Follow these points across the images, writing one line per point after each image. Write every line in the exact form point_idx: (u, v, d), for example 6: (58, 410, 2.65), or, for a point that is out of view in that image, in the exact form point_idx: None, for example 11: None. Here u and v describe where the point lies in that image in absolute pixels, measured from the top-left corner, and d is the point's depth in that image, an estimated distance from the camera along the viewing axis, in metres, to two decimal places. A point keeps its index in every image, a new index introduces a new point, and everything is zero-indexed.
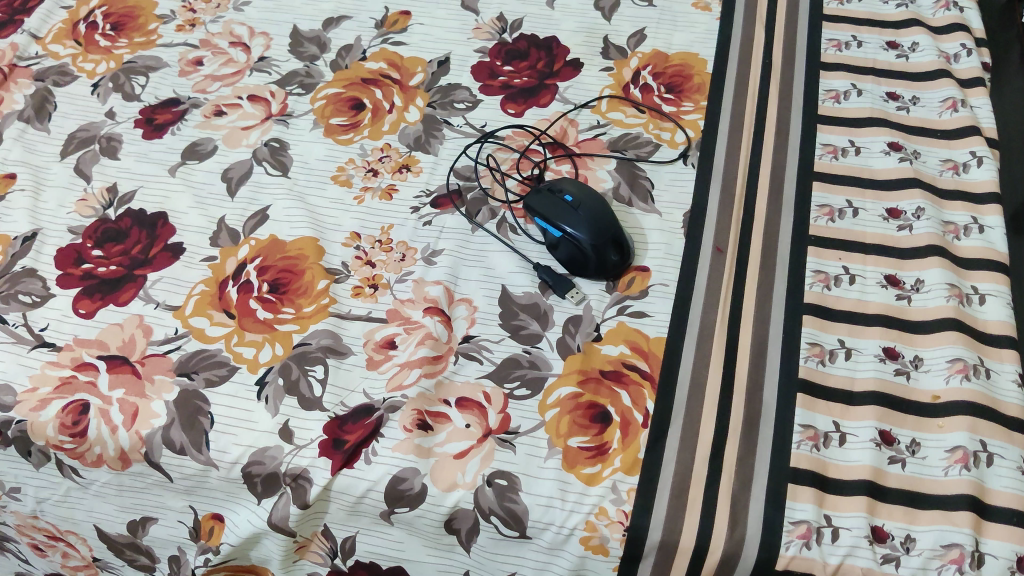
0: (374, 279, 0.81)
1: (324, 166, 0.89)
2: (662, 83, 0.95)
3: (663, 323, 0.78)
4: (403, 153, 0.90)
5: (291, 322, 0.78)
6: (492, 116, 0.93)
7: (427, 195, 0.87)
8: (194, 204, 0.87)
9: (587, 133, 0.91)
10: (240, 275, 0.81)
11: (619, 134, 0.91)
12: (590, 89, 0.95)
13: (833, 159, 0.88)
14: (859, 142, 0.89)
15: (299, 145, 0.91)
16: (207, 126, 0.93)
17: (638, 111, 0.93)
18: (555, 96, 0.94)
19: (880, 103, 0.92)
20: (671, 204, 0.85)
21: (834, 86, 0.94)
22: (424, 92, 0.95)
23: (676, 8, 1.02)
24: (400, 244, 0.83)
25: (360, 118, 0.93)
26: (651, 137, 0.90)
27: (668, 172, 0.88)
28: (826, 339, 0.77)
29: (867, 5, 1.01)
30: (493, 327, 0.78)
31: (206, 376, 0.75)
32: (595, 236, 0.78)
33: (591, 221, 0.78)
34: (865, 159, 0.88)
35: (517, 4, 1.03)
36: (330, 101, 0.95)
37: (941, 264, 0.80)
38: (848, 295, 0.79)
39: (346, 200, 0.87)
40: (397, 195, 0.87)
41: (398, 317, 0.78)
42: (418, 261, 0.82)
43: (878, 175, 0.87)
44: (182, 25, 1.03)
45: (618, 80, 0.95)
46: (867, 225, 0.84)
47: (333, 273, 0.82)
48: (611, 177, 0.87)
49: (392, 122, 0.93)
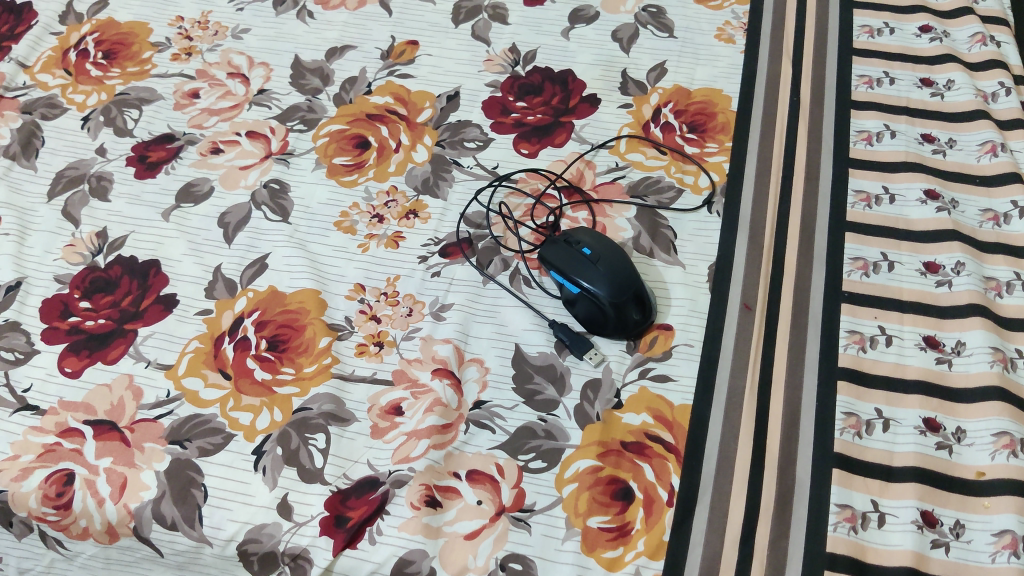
0: (379, 336, 0.76)
1: (327, 211, 0.85)
2: (684, 121, 0.90)
3: (688, 389, 0.73)
4: (410, 197, 0.85)
5: (291, 383, 0.73)
6: (504, 156, 0.88)
7: (436, 243, 0.82)
8: (189, 251, 0.82)
9: (605, 176, 0.86)
10: (237, 331, 0.77)
11: (640, 178, 0.86)
12: (608, 127, 0.90)
13: (867, 207, 0.83)
14: (894, 189, 0.84)
15: (300, 187, 0.86)
16: (203, 164, 0.88)
17: (658, 152, 0.88)
18: (572, 135, 0.89)
19: (914, 146, 0.87)
20: (696, 255, 0.81)
21: (866, 126, 0.89)
22: (433, 130, 0.90)
23: (698, 40, 0.97)
24: (407, 297, 0.79)
25: (365, 157, 0.88)
26: (672, 181, 0.85)
27: (692, 220, 0.83)
28: (863, 408, 0.72)
29: (899, 38, 0.96)
30: (506, 392, 0.73)
31: (200, 444, 0.71)
32: (612, 291, 0.73)
33: (608, 276, 0.73)
34: (901, 208, 0.83)
35: (531, 34, 0.98)
36: (333, 139, 0.90)
37: (983, 325, 0.75)
38: (885, 359, 0.74)
39: (351, 247, 0.82)
40: (404, 243, 0.82)
41: (405, 379, 0.74)
42: (427, 316, 0.77)
43: (915, 225, 0.82)
44: (178, 54, 0.98)
45: (638, 118, 0.90)
46: (904, 280, 0.79)
47: (336, 329, 0.77)
48: (631, 226, 0.82)
49: (398, 162, 0.88)
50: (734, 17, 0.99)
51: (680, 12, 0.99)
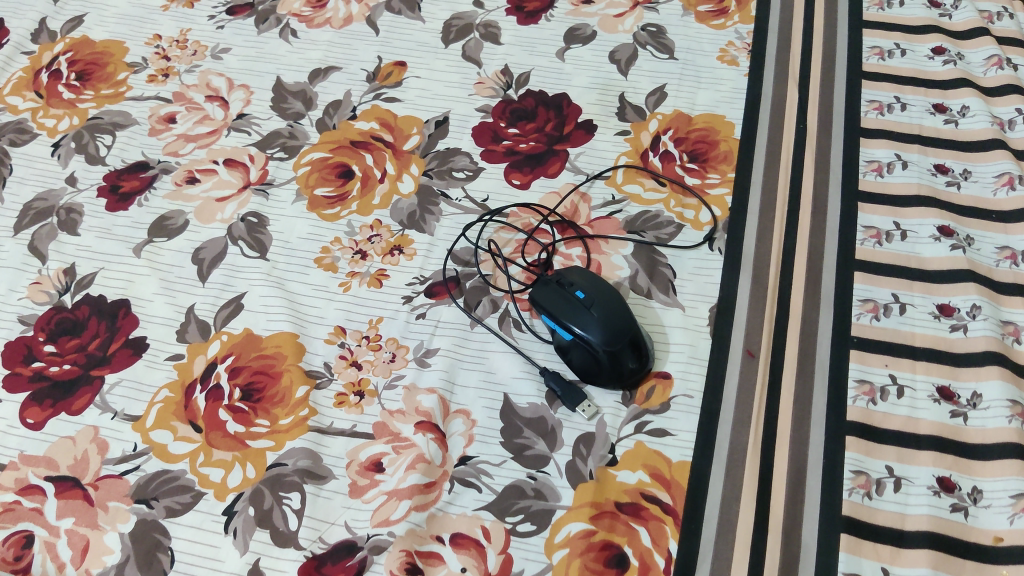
0: (360, 384, 0.72)
1: (307, 246, 0.80)
2: (684, 150, 0.85)
3: (687, 444, 0.69)
4: (395, 232, 0.81)
5: (265, 437, 0.69)
6: (494, 187, 0.84)
7: (422, 283, 0.78)
8: (161, 290, 0.77)
9: (601, 209, 0.82)
10: (210, 378, 0.72)
11: (637, 212, 0.81)
12: (605, 156, 0.85)
13: (877, 244, 0.79)
14: (905, 225, 0.80)
15: (279, 220, 0.82)
16: (178, 195, 0.84)
17: (657, 183, 0.83)
18: (566, 165, 0.85)
19: (927, 178, 0.83)
20: (696, 296, 0.76)
21: (876, 156, 0.85)
22: (420, 158, 0.86)
23: (700, 61, 0.92)
24: (390, 341, 0.74)
25: (348, 188, 0.84)
26: (672, 215, 0.81)
27: (692, 258, 0.78)
28: (872, 466, 0.67)
29: (910, 61, 0.92)
30: (494, 447, 0.69)
31: (167, 503, 0.66)
32: (608, 339, 0.69)
33: (603, 323, 0.69)
34: (913, 245, 0.79)
35: (524, 54, 0.93)
36: (315, 168, 0.85)
37: (1001, 374, 0.71)
38: (896, 412, 0.70)
39: (331, 286, 0.78)
40: (388, 282, 0.78)
41: (387, 432, 0.69)
42: (411, 362, 0.73)
43: (928, 264, 0.78)
44: (155, 75, 0.93)
45: (636, 146, 0.86)
46: (917, 324, 0.75)
47: (314, 376, 0.72)
48: (628, 264, 0.78)
49: (383, 194, 0.83)
50: (738, 37, 0.94)
51: (681, 31, 0.95)
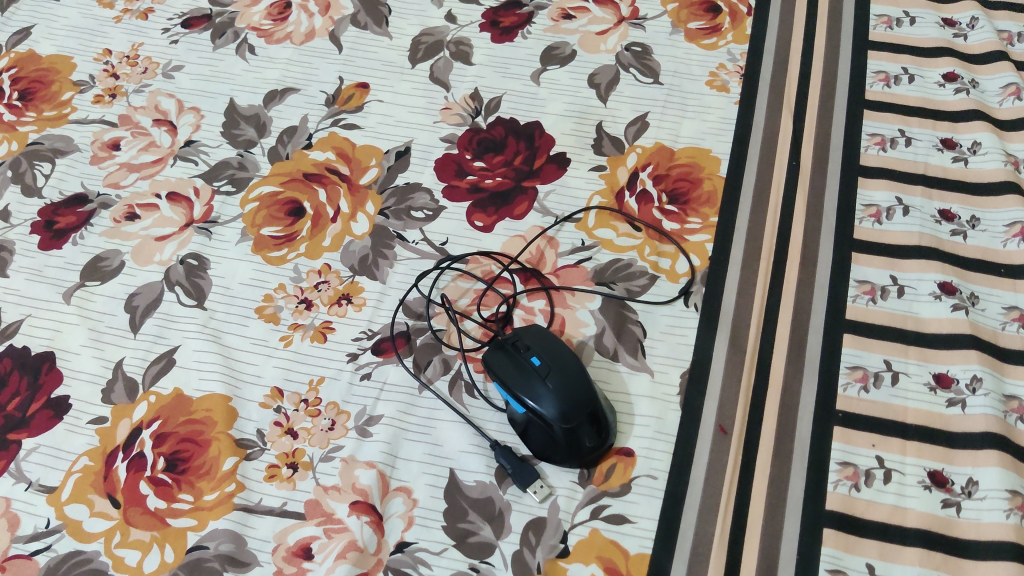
0: (294, 455, 0.66)
1: (249, 293, 0.74)
2: (663, 189, 0.78)
3: (647, 533, 0.62)
4: (344, 279, 0.75)
5: (187, 515, 0.64)
6: (455, 229, 0.77)
7: (369, 338, 0.71)
8: (90, 342, 0.72)
9: (568, 256, 0.75)
10: (133, 445, 0.67)
11: (608, 260, 0.74)
12: (577, 195, 0.78)
13: (870, 302, 0.72)
14: (903, 280, 0.73)
15: (221, 263, 0.76)
16: (116, 233, 0.78)
17: (632, 227, 0.76)
18: (534, 205, 0.78)
19: (930, 225, 0.75)
20: (667, 360, 0.69)
21: (875, 199, 0.77)
22: (377, 195, 0.79)
23: (686, 86, 0.85)
24: (330, 406, 0.68)
25: (297, 227, 0.78)
26: (645, 264, 0.74)
27: (665, 314, 0.72)
28: (851, 563, 0.61)
29: (919, 88, 0.84)
30: (435, 532, 0.63)
31: None
32: (562, 412, 0.62)
33: (557, 394, 0.63)
34: (910, 303, 0.72)
35: (496, 77, 0.86)
36: (264, 204, 0.79)
37: (1000, 460, 0.64)
38: (881, 500, 0.63)
39: (271, 340, 0.72)
40: (333, 336, 0.72)
41: (319, 513, 0.63)
42: (351, 431, 0.67)
43: (926, 326, 0.71)
44: (101, 95, 0.87)
45: (611, 184, 0.79)
46: (910, 397, 0.68)
47: (244, 446, 0.67)
48: (595, 320, 0.71)
49: (335, 234, 0.77)
50: (730, 58, 0.86)
51: (668, 52, 0.87)
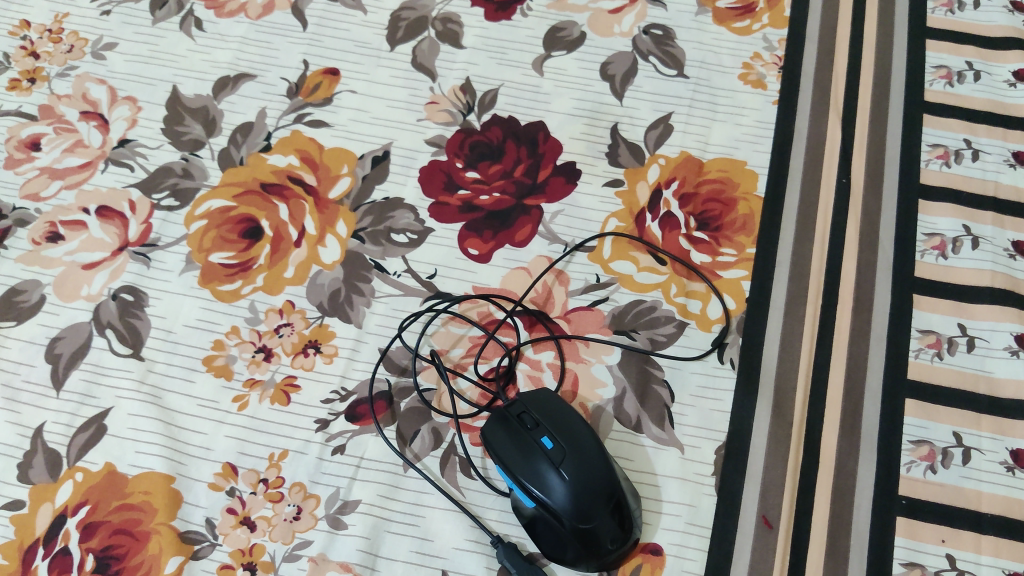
0: (251, 553, 0.55)
1: (196, 339, 0.62)
2: (691, 211, 0.66)
3: None
4: (310, 321, 0.62)
5: None
6: (444, 259, 0.65)
7: (342, 399, 0.59)
8: (3, 402, 0.59)
9: (580, 296, 0.63)
10: (56, 539, 0.55)
11: (628, 302, 0.63)
12: (589, 217, 0.66)
13: (935, 358, 0.61)
14: (973, 331, 0.62)
15: (161, 299, 0.63)
16: (35, 258, 0.65)
17: (655, 260, 0.64)
18: (538, 229, 0.65)
19: (1003, 261, 0.64)
20: (698, 431, 0.58)
21: (939, 227, 0.66)
22: (350, 212, 0.67)
23: (716, 81, 0.72)
24: (295, 489, 0.56)
25: (253, 253, 0.65)
26: (671, 308, 0.62)
27: (696, 372, 0.60)
28: None
29: (986, 88, 0.72)
30: None
31: None
32: (576, 508, 0.51)
33: (572, 485, 0.52)
34: (981, 359, 0.61)
35: (492, 65, 0.73)
36: (214, 223, 0.66)
37: None
38: None
39: (223, 401, 0.59)
40: (297, 396, 0.59)
41: None
42: (321, 521, 0.55)
43: (1000, 390, 0.60)
44: (18, 80, 0.72)
45: (630, 203, 0.66)
46: (985, 479, 0.57)
47: (191, 541, 0.55)
48: (613, 379, 0.60)
49: (299, 263, 0.64)
50: (766, 47, 0.73)
51: (693, 36, 0.74)
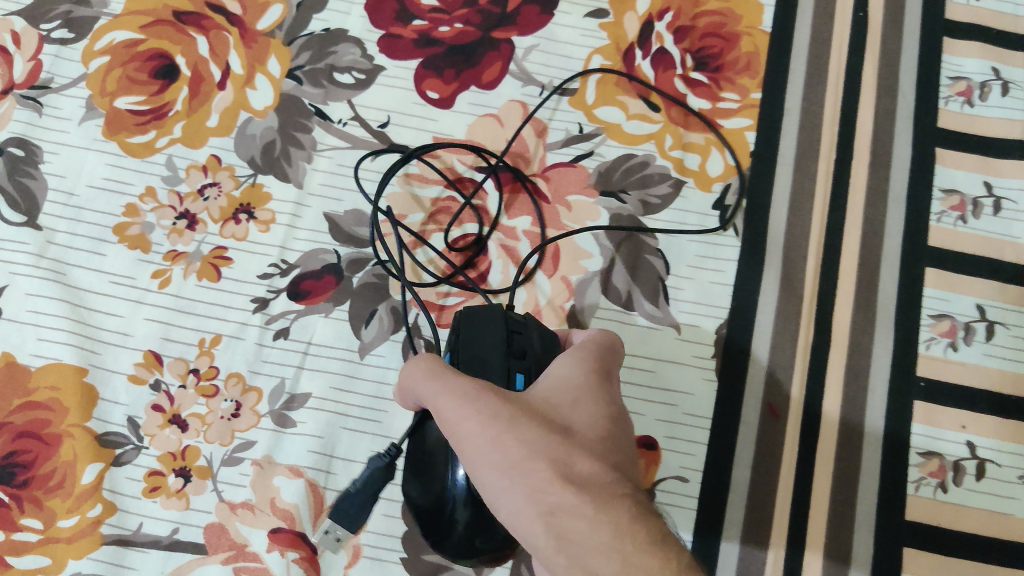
0: (184, 457, 0.47)
1: (103, 203, 0.52)
2: (688, 48, 0.57)
3: None
4: (240, 180, 0.52)
5: (36, 551, 0.45)
6: (399, 103, 0.55)
7: (284, 274, 0.51)
8: None
9: (561, 151, 0.54)
10: None
11: (616, 156, 0.54)
12: (569, 54, 0.56)
13: (959, 222, 0.54)
14: (1000, 189, 0.55)
15: (59, 154, 0.52)
16: None
17: (647, 106, 0.55)
18: (509, 68, 0.56)
19: None
20: (697, 307, 0.51)
21: (966, 69, 0.58)
22: (283, 46, 0.56)
23: None
24: (231, 381, 0.48)
25: (167, 97, 0.54)
26: (666, 164, 0.54)
27: (694, 241, 0.53)
28: None
29: None
30: (391, 569, 0.45)
31: None
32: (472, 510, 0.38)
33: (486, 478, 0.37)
34: (1009, 223, 0.54)
35: None
36: (117, 59, 0.54)
37: None
38: (974, 504, 0.49)
39: (141, 278, 0.50)
40: (229, 271, 0.50)
41: (226, 544, 0.46)
42: (264, 419, 0.48)
43: None
44: None
45: (616, 38, 0.57)
46: (1009, 357, 0.52)
47: (112, 445, 0.47)
48: (600, 249, 0.52)
49: (224, 110, 0.54)
50: None
51: None
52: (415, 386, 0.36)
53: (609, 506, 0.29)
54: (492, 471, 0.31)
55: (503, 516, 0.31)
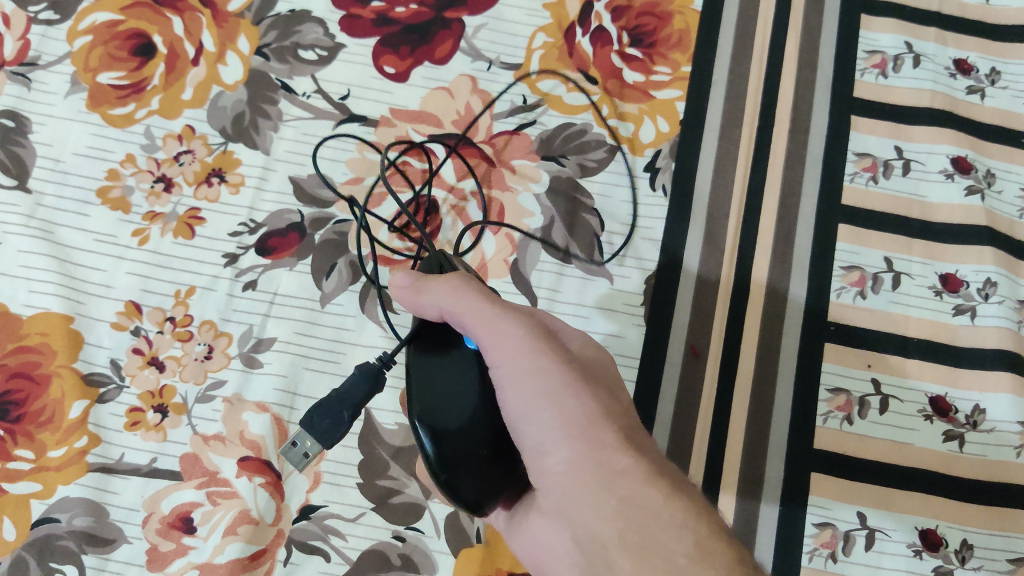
0: (162, 395, 0.52)
1: (87, 168, 0.57)
2: (624, 27, 0.62)
3: None
4: (212, 148, 0.57)
5: (28, 478, 0.50)
6: (358, 77, 0.60)
7: (252, 232, 0.56)
8: None
9: (506, 120, 0.59)
10: None
11: (556, 125, 0.59)
12: (515, 32, 0.62)
13: (871, 182, 0.59)
14: (910, 153, 0.60)
15: (46, 125, 0.57)
16: None
17: (586, 79, 0.60)
18: (460, 45, 0.61)
19: (944, 80, 0.63)
20: (629, 259, 0.56)
21: (881, 44, 0.63)
22: (251, 26, 0.61)
23: None
24: (204, 327, 0.53)
25: (145, 73, 0.59)
26: (602, 131, 0.59)
27: (626, 200, 0.58)
28: (841, 514, 0.52)
29: None
30: (348, 493, 0.51)
31: (78, 536, 0.49)
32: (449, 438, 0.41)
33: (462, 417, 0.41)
34: (916, 183, 0.60)
35: None
36: (100, 39, 0.59)
37: (1013, 385, 0.55)
38: (877, 434, 0.54)
39: (122, 236, 0.55)
40: (202, 230, 0.55)
41: (199, 472, 0.50)
42: (234, 361, 0.53)
43: (934, 214, 0.59)
44: None
45: (559, 17, 0.62)
46: (912, 303, 0.57)
47: (96, 384, 0.52)
48: (541, 208, 0.57)
49: (197, 84, 0.59)
50: None
51: None
52: (465, 306, 0.41)
53: (672, 490, 0.37)
54: (564, 425, 0.38)
55: (559, 466, 0.37)
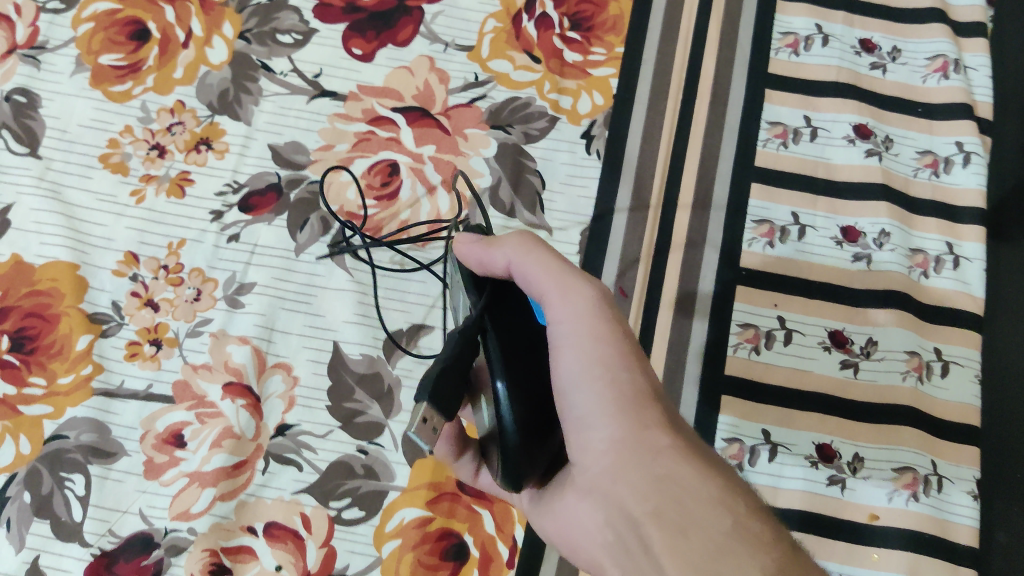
0: (156, 331, 0.60)
1: (90, 137, 0.65)
2: (565, 13, 0.70)
3: None
4: (201, 119, 0.65)
5: (41, 401, 0.58)
6: (330, 59, 0.68)
7: (236, 192, 0.64)
8: None
9: (460, 94, 0.67)
10: None
11: (504, 99, 0.67)
12: (469, 18, 0.70)
13: (781, 147, 0.67)
14: (817, 121, 0.68)
15: (54, 100, 0.65)
16: None
17: (531, 59, 0.68)
18: (419, 29, 0.69)
19: (849, 57, 0.71)
20: (565, 214, 0.64)
21: (794, 27, 0.71)
22: (235, 14, 0.69)
23: None
24: (194, 274, 0.61)
25: (141, 55, 0.67)
26: (544, 104, 0.67)
27: (565, 163, 0.66)
28: (747, 431, 0.59)
29: None
30: (318, 414, 0.58)
31: (84, 450, 0.56)
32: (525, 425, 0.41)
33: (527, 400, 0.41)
34: (822, 147, 0.68)
35: None
36: (100, 25, 0.67)
37: (902, 320, 0.62)
38: (781, 363, 0.61)
39: (121, 196, 0.63)
40: (192, 190, 0.63)
41: (189, 396, 0.58)
42: (220, 302, 0.61)
43: (837, 174, 0.67)
44: None
45: (508, 5, 0.70)
46: (815, 252, 0.65)
47: (99, 321, 0.60)
48: (489, 169, 0.65)
49: (187, 64, 0.67)
50: None
51: None
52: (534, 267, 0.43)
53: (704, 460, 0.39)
54: (600, 382, 0.40)
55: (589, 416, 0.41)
